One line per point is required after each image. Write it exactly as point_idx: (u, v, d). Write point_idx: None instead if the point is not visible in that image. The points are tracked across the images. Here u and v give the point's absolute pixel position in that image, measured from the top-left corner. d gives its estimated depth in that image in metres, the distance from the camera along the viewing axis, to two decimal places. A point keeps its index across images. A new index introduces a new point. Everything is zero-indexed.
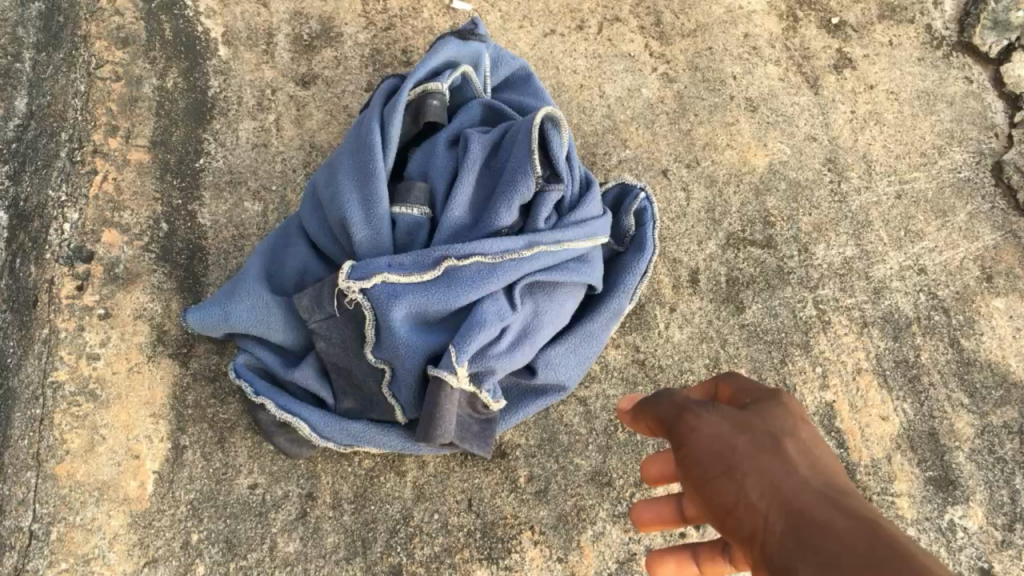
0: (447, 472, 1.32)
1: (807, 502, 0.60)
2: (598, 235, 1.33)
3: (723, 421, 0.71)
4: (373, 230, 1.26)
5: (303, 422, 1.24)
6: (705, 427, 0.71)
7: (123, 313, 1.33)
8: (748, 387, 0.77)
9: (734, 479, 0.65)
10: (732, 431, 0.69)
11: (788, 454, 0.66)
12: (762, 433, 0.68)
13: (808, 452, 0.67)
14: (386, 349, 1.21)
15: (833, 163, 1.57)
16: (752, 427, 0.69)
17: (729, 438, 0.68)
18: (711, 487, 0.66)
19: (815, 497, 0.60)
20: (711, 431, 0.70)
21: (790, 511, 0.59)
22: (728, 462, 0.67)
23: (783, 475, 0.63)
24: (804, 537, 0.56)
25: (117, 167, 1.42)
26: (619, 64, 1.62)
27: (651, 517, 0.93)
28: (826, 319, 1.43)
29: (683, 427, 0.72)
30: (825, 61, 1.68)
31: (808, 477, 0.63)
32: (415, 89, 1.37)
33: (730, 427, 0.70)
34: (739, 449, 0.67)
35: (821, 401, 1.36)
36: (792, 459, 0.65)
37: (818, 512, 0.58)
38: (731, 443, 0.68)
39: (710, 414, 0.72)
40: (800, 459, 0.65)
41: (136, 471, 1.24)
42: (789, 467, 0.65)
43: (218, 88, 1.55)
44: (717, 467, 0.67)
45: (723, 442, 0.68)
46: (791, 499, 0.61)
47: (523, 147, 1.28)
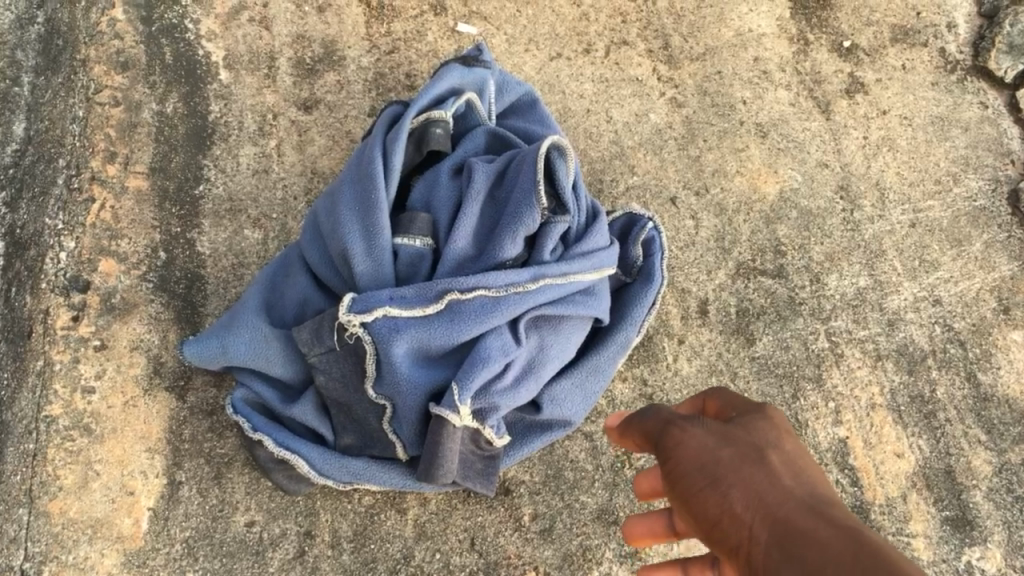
0: (450, 509, 1.28)
1: (788, 511, 0.69)
2: (605, 266, 1.29)
3: (707, 433, 0.80)
4: (375, 261, 1.23)
5: (301, 459, 1.21)
6: (692, 441, 0.79)
7: (120, 345, 1.32)
8: (732, 402, 0.86)
9: (718, 491, 0.74)
10: (717, 445, 0.78)
11: (768, 467, 0.75)
12: (742, 446, 0.77)
13: (787, 462, 0.76)
14: (387, 384, 1.18)
15: (845, 191, 1.53)
16: (735, 442, 0.78)
17: (714, 451, 0.77)
18: (699, 499, 0.75)
19: (796, 506, 0.69)
20: (697, 446, 0.79)
21: (775, 521, 0.68)
22: (713, 475, 0.75)
23: (765, 488, 0.72)
24: (786, 543, 0.65)
25: (116, 194, 1.41)
26: (627, 89, 1.59)
27: (642, 529, 0.94)
28: (839, 352, 1.38)
29: (669, 441, 0.80)
30: (837, 86, 1.64)
31: (790, 487, 0.73)
32: (418, 117, 1.34)
33: (716, 440, 0.78)
34: (724, 462, 0.76)
35: (834, 437, 1.32)
36: (775, 471, 0.74)
37: (797, 519, 0.67)
38: (716, 455, 0.76)
39: (696, 430, 0.81)
40: (781, 470, 0.75)
41: (131, 508, 1.22)
42: (772, 479, 0.74)
43: (218, 113, 1.53)
44: (704, 479, 0.76)
45: (708, 455, 0.77)
46: (773, 510, 0.70)
47: (529, 178, 1.25)
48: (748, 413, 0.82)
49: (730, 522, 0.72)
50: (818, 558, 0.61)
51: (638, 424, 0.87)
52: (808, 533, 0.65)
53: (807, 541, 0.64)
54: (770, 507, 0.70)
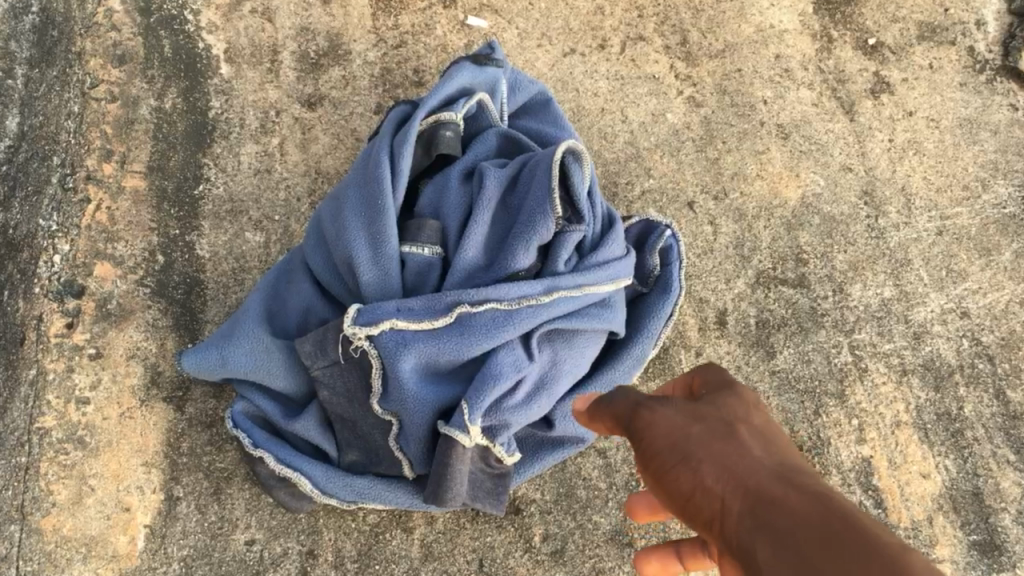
0: (457, 529, 1.23)
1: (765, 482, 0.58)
2: (621, 277, 1.23)
3: (677, 410, 0.68)
4: (382, 271, 1.18)
5: (303, 477, 1.16)
6: (661, 417, 0.68)
7: (115, 353, 1.26)
8: (705, 379, 0.74)
9: (690, 466, 0.63)
10: (687, 421, 0.66)
11: (742, 441, 0.64)
12: (714, 418, 0.66)
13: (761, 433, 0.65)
14: (393, 401, 1.13)
15: (870, 197, 1.47)
16: (705, 415, 0.66)
17: (685, 427, 0.65)
18: (669, 477, 0.64)
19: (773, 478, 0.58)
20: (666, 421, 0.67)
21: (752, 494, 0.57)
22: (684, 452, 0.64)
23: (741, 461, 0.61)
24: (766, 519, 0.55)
25: (112, 195, 1.36)
26: (643, 87, 1.52)
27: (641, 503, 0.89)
28: (862, 366, 1.33)
29: (636, 421, 0.68)
30: (862, 85, 1.57)
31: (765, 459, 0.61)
32: (427, 119, 1.28)
33: (685, 413, 0.67)
34: (695, 437, 0.64)
35: (858, 456, 1.27)
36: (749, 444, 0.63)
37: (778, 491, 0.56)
38: (687, 430, 0.65)
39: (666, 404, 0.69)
40: (756, 443, 0.63)
41: (127, 525, 1.18)
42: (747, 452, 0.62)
43: (219, 109, 1.48)
44: (674, 455, 0.64)
45: (679, 431, 0.65)
46: (750, 482, 0.59)
47: (543, 184, 1.19)
48: (720, 388, 0.70)
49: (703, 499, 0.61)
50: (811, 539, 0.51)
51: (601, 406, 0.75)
52: (790, 509, 0.54)
53: (791, 519, 0.54)
54: (744, 479, 0.59)
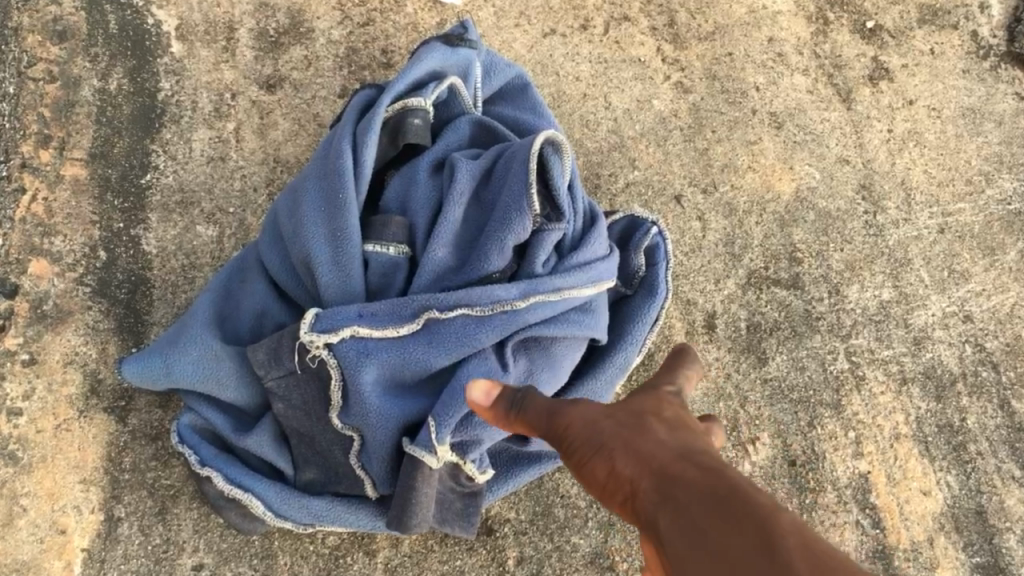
0: (425, 552, 1.14)
1: (673, 465, 0.60)
2: (605, 279, 1.13)
3: (594, 404, 0.69)
4: (341, 271, 1.07)
5: (256, 498, 1.06)
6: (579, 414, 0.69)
7: (51, 359, 1.16)
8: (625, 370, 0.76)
9: (605, 455, 0.64)
10: (601, 413, 0.68)
11: (652, 426, 0.65)
12: (626, 409, 0.67)
13: (674, 420, 0.66)
14: (355, 415, 1.03)
15: (868, 191, 1.38)
16: (620, 407, 0.67)
17: (598, 420, 0.67)
18: (587, 467, 0.65)
19: (679, 460, 0.60)
20: (583, 417, 0.68)
21: (660, 478, 0.59)
22: (600, 445, 0.65)
23: (651, 446, 0.62)
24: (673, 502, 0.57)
25: (49, 184, 1.25)
26: (628, 71, 1.42)
27: None
28: (859, 374, 1.25)
29: (554, 421, 0.70)
30: (859, 71, 1.48)
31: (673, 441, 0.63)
32: (394, 105, 1.17)
33: (603, 407, 0.68)
34: (607, 428, 0.66)
35: (855, 471, 1.19)
36: (659, 429, 0.64)
37: (683, 475, 0.58)
38: (600, 424, 0.66)
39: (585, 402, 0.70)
40: (664, 427, 0.65)
41: (62, 549, 1.08)
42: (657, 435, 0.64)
43: (170, 91, 1.36)
44: (590, 447, 0.66)
45: (593, 426, 0.67)
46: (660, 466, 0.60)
47: (520, 178, 1.09)
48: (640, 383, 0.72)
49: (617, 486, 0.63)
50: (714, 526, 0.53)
51: (522, 408, 0.74)
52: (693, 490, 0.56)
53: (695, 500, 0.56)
54: (653, 463, 0.61)
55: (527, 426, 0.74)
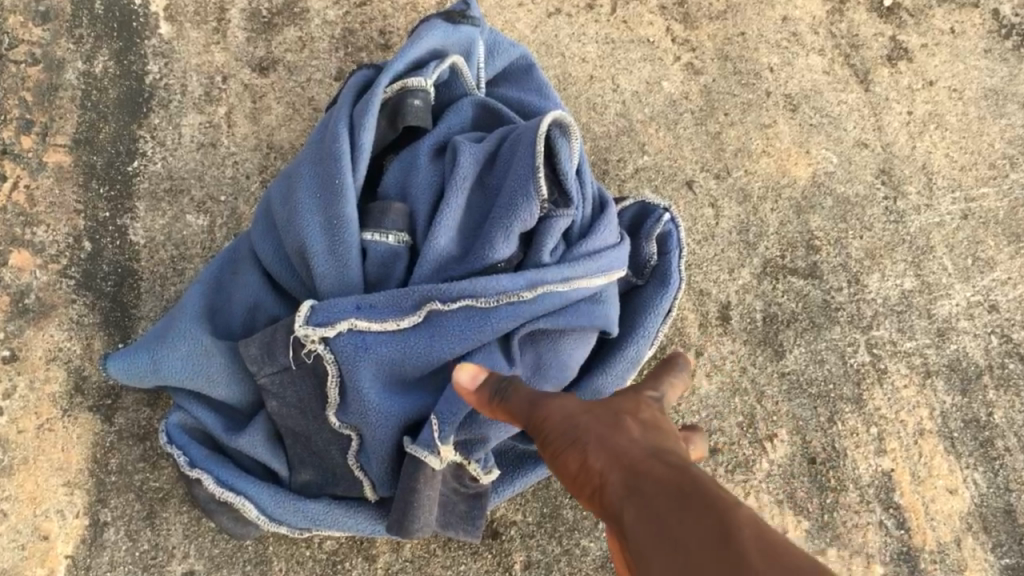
0: (428, 556, 1.09)
1: (645, 462, 0.60)
2: (616, 269, 1.07)
3: (574, 399, 0.70)
4: (338, 261, 1.02)
5: (248, 502, 1.01)
6: (557, 408, 0.69)
7: (34, 355, 1.11)
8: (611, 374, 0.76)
9: (578, 448, 0.65)
10: (579, 409, 0.68)
11: (628, 425, 0.65)
12: (605, 406, 0.67)
13: (651, 420, 0.66)
14: (353, 413, 0.98)
15: (888, 175, 1.32)
16: (598, 403, 0.67)
17: (575, 415, 0.67)
18: (560, 459, 0.66)
19: (650, 458, 0.60)
20: (562, 410, 0.69)
21: (629, 473, 0.60)
22: (575, 438, 0.65)
23: (624, 443, 0.63)
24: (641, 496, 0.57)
25: (31, 173, 1.19)
26: (636, 52, 1.36)
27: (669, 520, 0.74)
28: (881, 368, 1.19)
29: (534, 413, 0.70)
30: (877, 51, 1.42)
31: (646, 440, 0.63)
32: (393, 87, 1.11)
33: (582, 402, 0.69)
34: (584, 423, 0.66)
35: (878, 469, 1.14)
36: (635, 428, 0.65)
37: (653, 471, 0.59)
38: (577, 419, 0.67)
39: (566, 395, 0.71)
40: (638, 426, 0.65)
41: (45, 556, 1.04)
42: (631, 433, 0.64)
43: (158, 74, 1.28)
44: (564, 439, 0.66)
45: (570, 421, 0.67)
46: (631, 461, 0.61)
47: (526, 162, 1.03)
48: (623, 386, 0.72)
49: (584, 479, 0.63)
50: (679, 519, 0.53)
51: (506, 397, 0.75)
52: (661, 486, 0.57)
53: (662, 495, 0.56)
54: (624, 459, 0.61)
55: (508, 413, 0.75)
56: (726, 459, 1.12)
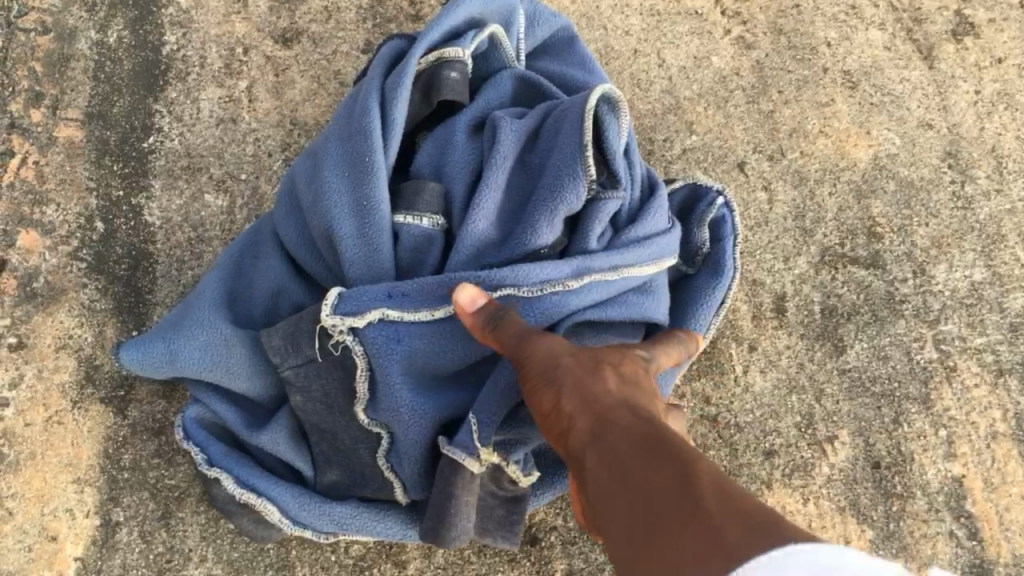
0: (462, 563, 1.02)
1: (614, 408, 0.61)
2: (666, 257, 0.98)
3: (561, 343, 0.71)
4: (368, 245, 0.94)
5: (271, 504, 0.94)
6: (544, 348, 0.70)
7: (42, 342, 1.04)
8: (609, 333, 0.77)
9: (555, 388, 0.66)
10: (562, 353, 0.69)
11: (607, 374, 0.66)
12: (588, 353, 0.68)
13: (632, 375, 0.67)
14: (384, 411, 0.90)
15: (954, 158, 1.23)
16: (583, 349, 0.68)
17: (558, 357, 0.68)
18: (538, 398, 0.67)
19: (622, 406, 0.61)
20: (548, 352, 0.70)
21: (597, 417, 0.61)
22: (553, 378, 0.67)
23: (599, 388, 0.64)
24: (605, 438, 0.58)
25: (40, 148, 1.12)
26: (684, 25, 1.27)
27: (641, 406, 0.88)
28: (950, 365, 1.11)
29: (521, 351, 0.72)
30: (942, 26, 1.31)
31: (623, 391, 0.64)
32: (427, 57, 1.03)
33: (568, 346, 0.70)
34: (565, 366, 0.67)
35: (947, 475, 1.06)
36: (613, 376, 0.65)
37: (618, 417, 0.60)
38: (559, 361, 0.68)
39: (556, 338, 0.72)
40: (618, 377, 0.66)
41: (52, 558, 0.97)
42: (607, 381, 0.65)
43: (175, 45, 1.19)
44: (543, 380, 0.68)
45: (552, 362, 0.68)
46: (602, 406, 0.62)
47: (572, 140, 0.95)
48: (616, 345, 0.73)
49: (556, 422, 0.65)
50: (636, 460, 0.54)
51: (499, 329, 0.76)
52: (625, 430, 0.58)
53: (624, 440, 0.57)
54: (596, 404, 0.62)
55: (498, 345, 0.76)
56: (783, 462, 1.06)
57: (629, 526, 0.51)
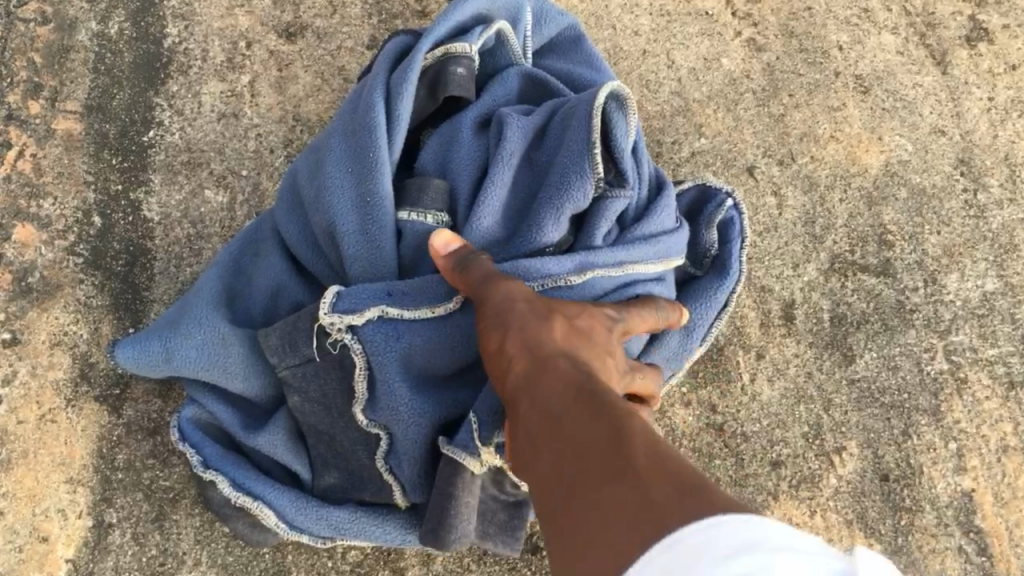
0: (461, 571, 1.00)
1: (558, 363, 0.66)
2: (673, 257, 0.96)
3: (517, 287, 0.76)
4: (371, 242, 0.92)
5: (267, 508, 0.92)
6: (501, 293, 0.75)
7: (37, 338, 1.01)
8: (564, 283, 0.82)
9: (506, 335, 0.71)
10: (517, 299, 0.74)
11: (556, 325, 0.71)
12: (542, 302, 0.73)
13: (582, 328, 0.72)
14: (383, 411, 0.87)
15: (967, 166, 1.21)
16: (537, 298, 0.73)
17: (513, 303, 0.73)
18: (490, 342, 0.72)
19: (565, 362, 0.66)
20: (504, 297, 0.75)
21: (542, 370, 0.66)
22: (506, 325, 0.72)
23: (547, 342, 0.69)
24: (547, 393, 0.64)
25: (38, 140, 1.09)
26: (694, 26, 1.25)
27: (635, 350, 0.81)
28: (961, 376, 1.10)
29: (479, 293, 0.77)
30: (956, 31, 1.29)
31: (569, 345, 0.69)
32: (433, 52, 1.01)
33: (523, 292, 0.75)
34: (518, 314, 0.72)
35: (957, 489, 1.05)
36: (562, 331, 0.70)
37: (560, 372, 0.65)
38: (513, 308, 0.73)
39: (516, 283, 0.77)
40: (567, 329, 0.71)
41: (43, 560, 0.95)
42: (556, 335, 0.70)
43: (176, 38, 1.17)
44: (496, 326, 0.73)
45: (507, 307, 0.73)
46: (547, 360, 0.67)
47: (578, 138, 0.93)
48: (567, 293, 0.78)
49: (499, 358, 0.71)
50: (574, 421, 0.59)
51: (467, 274, 0.80)
52: (567, 388, 0.63)
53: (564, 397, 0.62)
54: (542, 358, 0.67)
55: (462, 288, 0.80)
56: (790, 473, 1.04)
57: (563, 480, 0.57)
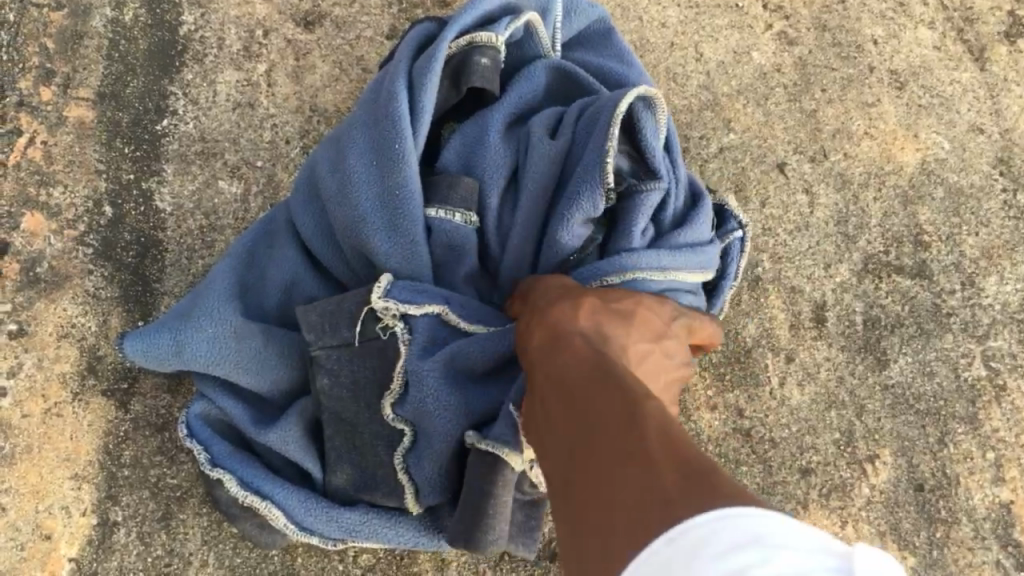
0: None
1: (580, 342, 0.63)
2: (705, 269, 0.91)
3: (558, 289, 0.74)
4: (393, 235, 0.89)
5: (277, 508, 0.89)
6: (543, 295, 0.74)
7: (43, 330, 0.98)
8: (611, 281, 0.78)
9: (536, 324, 0.69)
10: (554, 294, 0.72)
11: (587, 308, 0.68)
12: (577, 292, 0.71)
13: (616, 310, 0.68)
14: (416, 404, 0.84)
15: (1007, 165, 1.17)
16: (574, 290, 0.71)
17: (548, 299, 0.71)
18: (523, 333, 0.71)
19: (587, 342, 0.63)
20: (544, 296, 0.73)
21: (562, 350, 0.63)
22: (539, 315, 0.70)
23: (573, 323, 0.66)
24: (563, 372, 0.61)
25: (50, 127, 1.05)
26: (724, 18, 1.21)
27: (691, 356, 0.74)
28: (999, 384, 1.06)
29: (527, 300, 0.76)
30: (995, 27, 1.25)
31: (597, 326, 0.66)
32: (457, 41, 0.97)
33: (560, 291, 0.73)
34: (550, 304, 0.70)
35: (995, 500, 1.01)
36: (592, 312, 0.67)
37: (580, 351, 0.62)
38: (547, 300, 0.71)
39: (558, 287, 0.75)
40: (600, 312, 0.68)
41: (46, 559, 0.92)
42: (584, 316, 0.67)
43: (192, 25, 1.13)
44: (529, 319, 0.71)
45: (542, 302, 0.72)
46: (569, 341, 0.64)
47: (598, 139, 0.89)
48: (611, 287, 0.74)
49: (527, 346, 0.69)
50: (586, 397, 0.56)
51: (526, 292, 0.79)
52: (584, 366, 0.60)
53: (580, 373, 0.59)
54: (565, 339, 0.65)
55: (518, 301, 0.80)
56: (821, 481, 1.00)
57: (570, 457, 0.54)
